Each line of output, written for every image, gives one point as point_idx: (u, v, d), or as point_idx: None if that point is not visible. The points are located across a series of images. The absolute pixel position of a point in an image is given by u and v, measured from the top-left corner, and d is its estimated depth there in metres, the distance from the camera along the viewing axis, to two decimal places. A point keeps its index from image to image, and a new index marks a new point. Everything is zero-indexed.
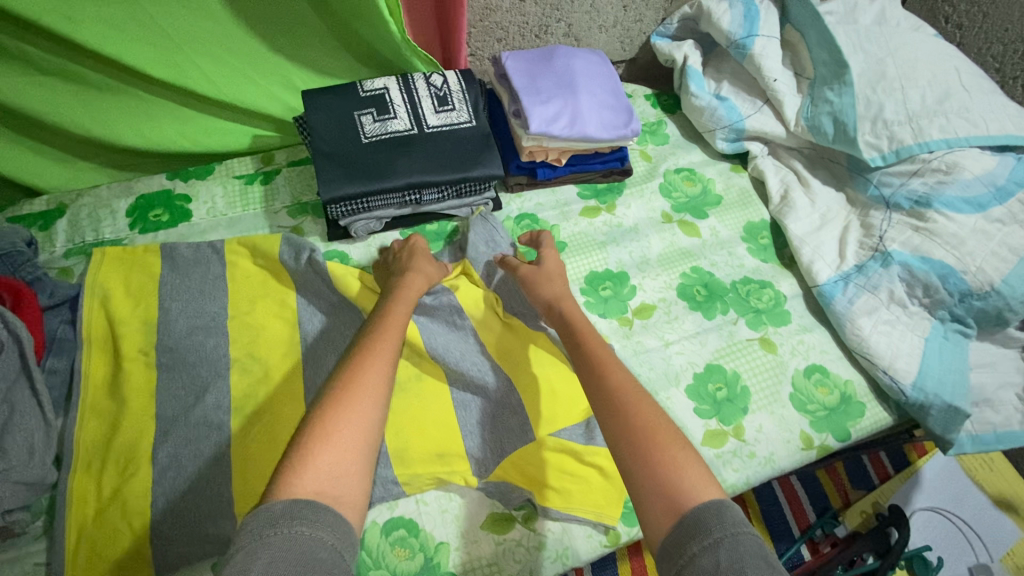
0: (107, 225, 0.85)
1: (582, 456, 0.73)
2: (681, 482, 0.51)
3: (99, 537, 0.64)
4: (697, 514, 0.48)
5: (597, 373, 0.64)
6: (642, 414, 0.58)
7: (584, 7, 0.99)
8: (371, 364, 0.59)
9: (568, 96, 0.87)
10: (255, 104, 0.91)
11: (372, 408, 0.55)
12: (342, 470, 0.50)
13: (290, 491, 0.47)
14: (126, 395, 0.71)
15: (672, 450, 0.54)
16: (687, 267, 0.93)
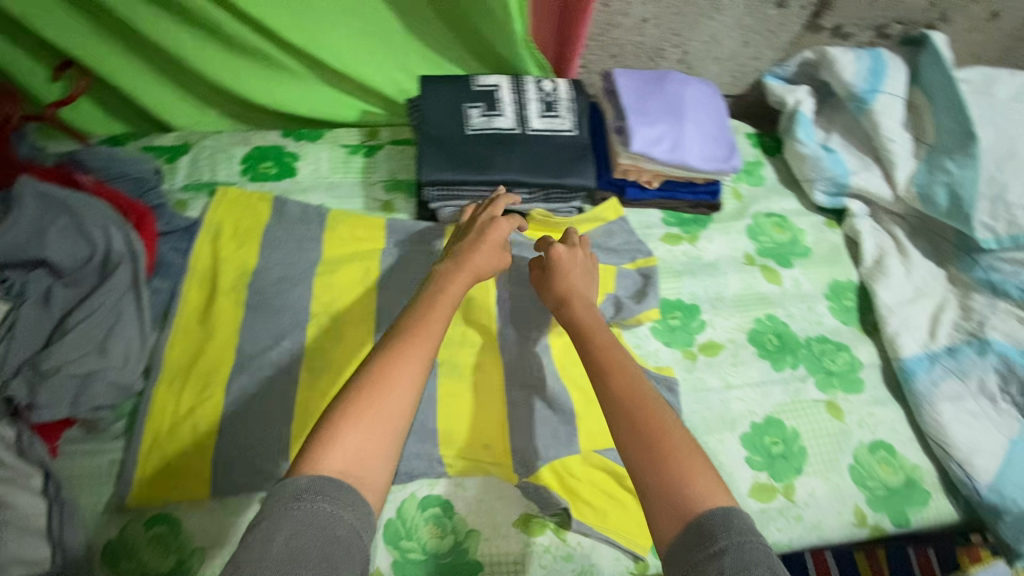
0: (222, 168, 0.92)
1: (625, 479, 0.72)
2: (686, 484, 0.50)
3: (168, 448, 0.69)
4: (704, 522, 0.47)
5: (607, 363, 0.60)
6: (645, 403, 0.56)
7: (704, 37, 0.99)
8: (415, 345, 0.56)
9: (675, 121, 0.87)
10: (372, 82, 0.97)
11: (407, 391, 0.53)
12: (367, 452, 0.49)
13: (317, 466, 0.47)
14: (214, 325, 0.77)
15: (680, 451, 0.52)
16: (762, 313, 0.90)
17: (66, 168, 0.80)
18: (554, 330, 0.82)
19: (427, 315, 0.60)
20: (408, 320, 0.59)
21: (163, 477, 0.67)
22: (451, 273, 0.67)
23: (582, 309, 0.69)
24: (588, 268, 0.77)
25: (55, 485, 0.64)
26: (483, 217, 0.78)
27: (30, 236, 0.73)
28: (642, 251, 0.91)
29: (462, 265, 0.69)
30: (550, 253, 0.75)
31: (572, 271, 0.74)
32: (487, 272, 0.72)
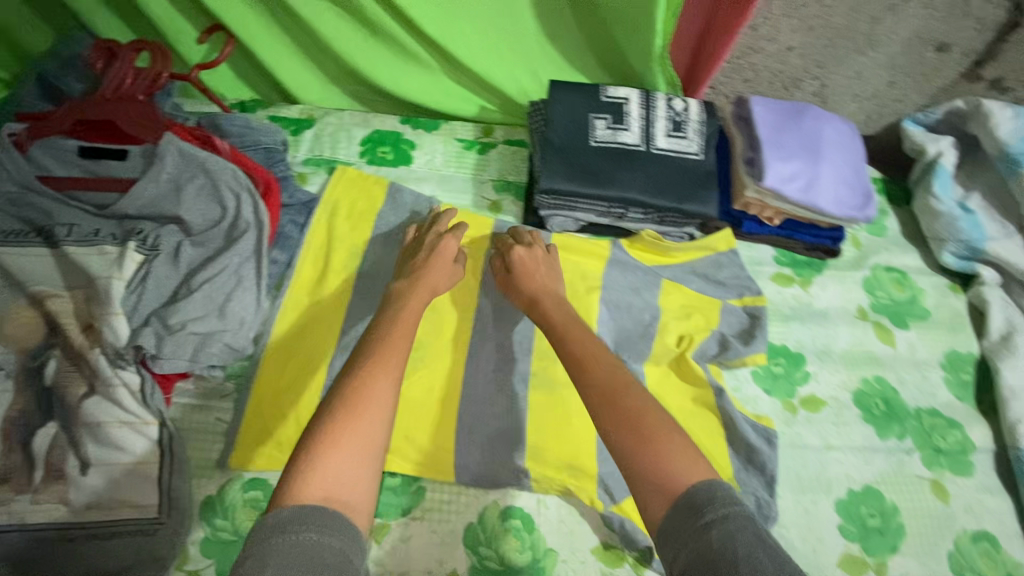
0: (342, 147, 0.94)
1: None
2: (668, 461, 0.50)
3: (269, 416, 0.71)
4: (694, 496, 0.47)
5: (582, 355, 0.62)
6: (620, 388, 0.57)
7: (848, 73, 0.93)
8: (381, 368, 0.57)
9: (811, 159, 0.82)
10: (495, 79, 0.96)
11: (378, 414, 0.53)
12: (349, 475, 0.49)
13: (298, 494, 0.46)
14: (324, 303, 0.79)
15: (659, 430, 0.53)
16: (870, 374, 0.85)
17: (205, 130, 0.83)
18: (653, 358, 0.81)
19: (388, 339, 0.61)
20: (371, 345, 0.60)
21: (265, 443, 0.70)
22: (408, 293, 0.70)
23: (551, 306, 0.71)
24: (550, 265, 0.80)
25: (169, 434, 0.67)
26: (436, 231, 0.80)
27: (169, 193, 0.78)
28: (751, 288, 0.88)
29: (417, 284, 0.72)
30: (513, 258, 0.78)
31: (539, 271, 0.77)
32: (442, 288, 0.75)
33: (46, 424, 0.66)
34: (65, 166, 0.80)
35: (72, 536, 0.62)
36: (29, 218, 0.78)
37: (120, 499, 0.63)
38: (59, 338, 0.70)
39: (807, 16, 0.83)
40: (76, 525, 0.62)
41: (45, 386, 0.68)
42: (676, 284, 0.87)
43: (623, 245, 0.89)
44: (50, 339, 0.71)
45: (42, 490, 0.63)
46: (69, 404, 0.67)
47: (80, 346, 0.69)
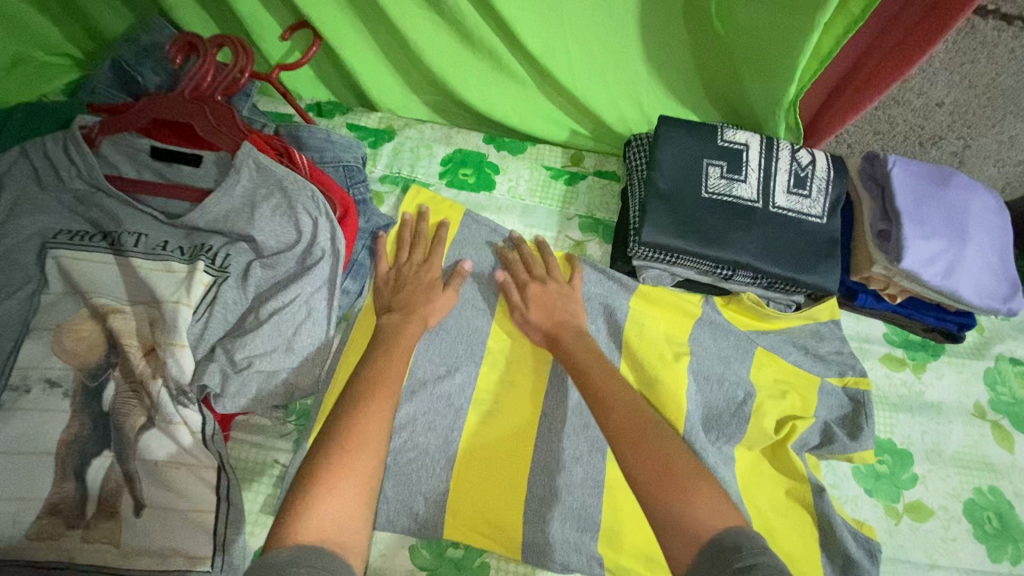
0: (422, 165, 0.87)
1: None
2: (692, 503, 0.48)
3: None
4: (723, 541, 0.44)
5: (601, 391, 0.60)
6: (642, 426, 0.55)
7: (999, 137, 0.81)
8: (377, 401, 0.54)
9: (956, 238, 0.72)
10: (594, 106, 0.87)
11: (377, 450, 0.51)
12: (345, 513, 0.46)
13: (294, 537, 0.43)
14: None
15: (686, 471, 0.50)
16: (983, 483, 0.76)
17: (283, 140, 0.77)
18: (746, 442, 0.73)
19: (385, 371, 0.59)
20: (369, 377, 0.57)
21: None
22: (402, 326, 0.67)
23: (571, 340, 0.69)
24: (566, 295, 0.75)
25: (228, 478, 0.62)
26: (416, 257, 0.76)
27: (242, 209, 0.73)
28: (856, 369, 0.78)
29: (408, 316, 0.69)
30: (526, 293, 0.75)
31: (551, 300, 0.74)
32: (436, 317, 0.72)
33: (101, 454, 0.62)
34: (139, 169, 0.77)
35: None
36: (95, 220, 0.74)
37: (170, 548, 0.59)
38: (120, 359, 0.66)
39: (969, 73, 0.73)
40: (124, 571, 0.59)
41: (102, 411, 0.64)
42: (771, 355, 0.79)
43: (718, 305, 0.81)
44: (110, 358, 0.67)
45: (94, 528, 0.60)
46: (126, 435, 0.63)
47: (141, 372, 0.65)
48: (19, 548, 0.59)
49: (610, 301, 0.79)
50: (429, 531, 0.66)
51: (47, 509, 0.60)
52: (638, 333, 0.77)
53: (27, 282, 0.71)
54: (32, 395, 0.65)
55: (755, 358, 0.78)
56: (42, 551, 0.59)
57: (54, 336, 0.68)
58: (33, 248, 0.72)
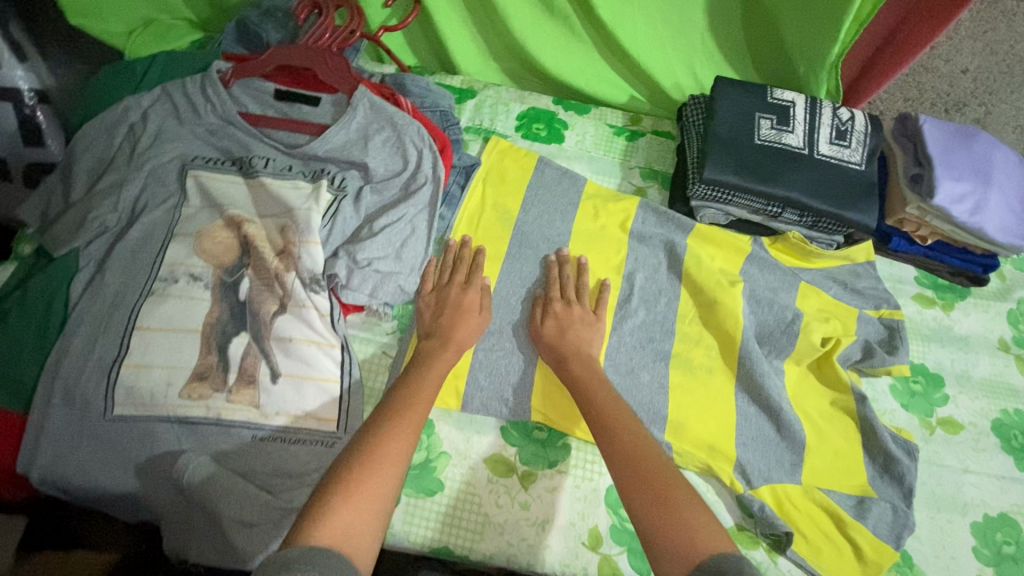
0: (501, 119, 0.99)
1: (845, 524, 0.71)
2: (689, 533, 0.51)
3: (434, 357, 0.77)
4: (714, 564, 0.47)
5: (612, 422, 0.63)
6: (648, 459, 0.58)
7: (1017, 103, 0.92)
8: (403, 423, 0.58)
9: (981, 182, 0.82)
10: (655, 72, 0.99)
11: (393, 468, 0.54)
12: (359, 525, 0.49)
13: (308, 538, 0.46)
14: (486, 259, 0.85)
15: (682, 499, 0.54)
16: (1009, 405, 0.84)
17: (390, 88, 0.88)
18: (794, 355, 0.82)
19: (411, 399, 0.62)
20: (394, 402, 0.61)
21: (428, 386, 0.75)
22: (437, 352, 0.70)
23: (580, 368, 0.71)
24: (587, 323, 0.77)
25: (349, 357, 0.73)
26: (455, 280, 0.79)
27: (357, 140, 0.83)
28: (890, 301, 0.87)
29: (445, 342, 0.72)
30: (548, 317, 0.77)
31: (574, 328, 0.76)
32: (471, 342, 0.74)
33: (239, 333, 0.72)
34: (262, 107, 0.88)
35: (263, 436, 0.67)
36: (226, 148, 0.85)
37: (303, 410, 0.69)
38: (252, 259, 0.76)
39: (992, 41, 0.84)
40: (266, 427, 0.68)
41: (239, 301, 0.74)
42: (814, 287, 0.87)
43: (765, 243, 0.90)
44: (243, 260, 0.77)
45: (236, 392, 0.69)
46: (261, 318, 0.73)
47: (273, 268, 0.75)
48: (174, 407, 0.68)
49: (672, 236, 0.89)
50: (515, 417, 0.75)
51: (196, 375, 0.70)
52: (697, 264, 0.86)
53: (169, 196, 0.81)
54: (178, 287, 0.75)
55: (802, 288, 0.87)
56: (191, 410, 0.68)
57: (195, 240, 0.78)
58: (174, 168, 0.83)
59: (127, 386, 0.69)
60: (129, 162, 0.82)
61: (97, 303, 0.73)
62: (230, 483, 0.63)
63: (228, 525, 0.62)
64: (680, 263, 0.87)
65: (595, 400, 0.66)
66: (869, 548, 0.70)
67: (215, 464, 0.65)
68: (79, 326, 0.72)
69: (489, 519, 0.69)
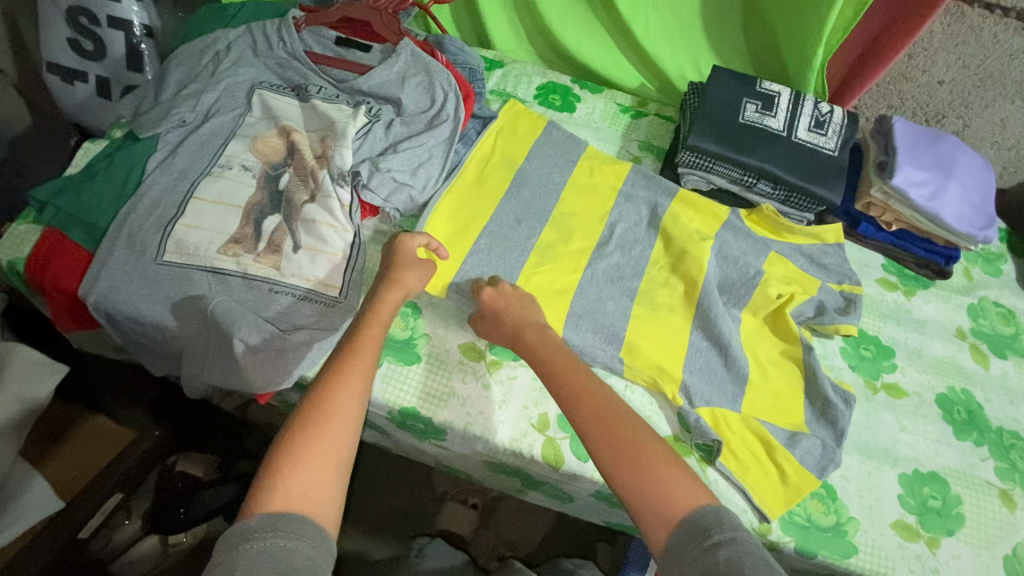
0: (522, 87, 1.13)
1: (774, 449, 0.78)
2: (668, 491, 0.57)
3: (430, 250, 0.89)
4: (696, 521, 0.54)
5: (568, 385, 0.66)
6: (619, 417, 0.63)
7: (992, 118, 1.01)
8: (343, 387, 0.62)
9: (941, 174, 0.90)
10: (663, 62, 1.12)
11: (344, 431, 0.60)
12: (314, 488, 0.55)
13: (265, 505, 0.53)
14: (482, 187, 0.96)
15: (657, 456, 0.59)
16: (957, 384, 0.89)
17: (431, 45, 1.04)
18: (752, 306, 0.90)
19: (348, 361, 0.65)
20: (333, 366, 0.64)
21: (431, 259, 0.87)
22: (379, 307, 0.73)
23: (536, 341, 0.73)
24: (525, 301, 0.79)
25: (358, 244, 0.86)
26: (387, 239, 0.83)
27: (395, 80, 0.99)
28: (852, 277, 0.93)
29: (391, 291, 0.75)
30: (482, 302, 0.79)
31: (511, 306, 0.78)
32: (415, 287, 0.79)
33: (274, 213, 0.86)
34: (324, 49, 1.05)
35: (276, 290, 0.81)
36: (288, 77, 1.03)
37: (312, 275, 0.82)
38: (294, 160, 0.91)
39: (963, 54, 0.94)
40: (281, 283, 0.81)
41: (278, 190, 0.89)
42: (781, 256, 0.94)
43: (742, 215, 0.97)
44: (287, 160, 0.92)
45: (262, 255, 0.83)
46: (293, 204, 0.87)
47: (310, 167, 0.90)
48: (211, 259, 0.82)
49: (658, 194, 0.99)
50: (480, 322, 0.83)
51: (233, 239, 0.84)
52: (674, 221, 0.95)
53: (237, 107, 0.98)
54: (231, 172, 0.90)
55: (770, 257, 0.93)
56: (224, 263, 0.82)
57: (251, 141, 0.94)
58: (244, 87, 1.01)
59: (178, 239, 0.84)
60: (209, 77, 1.00)
61: (167, 175, 0.89)
62: (242, 315, 0.76)
63: (234, 344, 0.73)
64: (660, 220, 0.96)
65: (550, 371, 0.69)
66: (792, 471, 0.77)
67: (235, 303, 0.78)
68: (150, 189, 0.88)
69: (454, 393, 0.80)
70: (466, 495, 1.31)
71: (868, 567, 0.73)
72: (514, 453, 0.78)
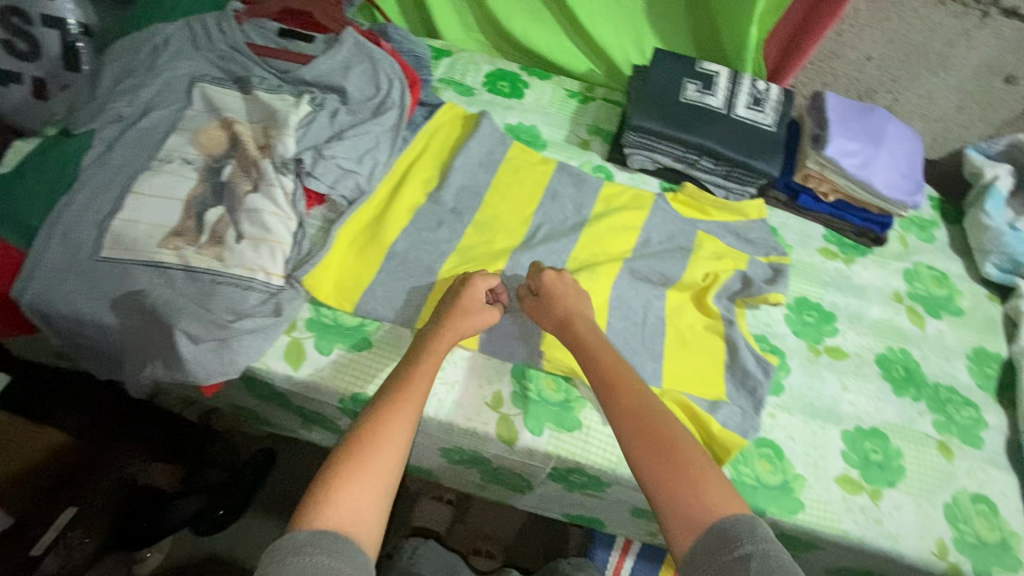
0: (471, 75, 1.14)
1: (699, 417, 0.79)
2: (703, 495, 0.55)
3: (360, 240, 0.89)
4: (726, 528, 0.52)
5: (613, 386, 0.67)
6: (656, 420, 0.62)
7: (919, 91, 1.05)
8: (397, 413, 0.61)
9: (872, 144, 0.94)
10: (608, 47, 1.14)
11: (394, 449, 0.58)
12: (363, 509, 0.53)
13: (313, 521, 0.51)
14: (408, 175, 0.96)
15: (690, 457, 0.58)
16: (895, 345, 0.93)
17: (376, 34, 1.04)
18: (678, 284, 0.92)
19: (403, 390, 0.64)
20: (390, 389, 0.64)
21: (358, 251, 0.88)
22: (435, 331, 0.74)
23: (584, 333, 0.75)
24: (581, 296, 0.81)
25: (302, 234, 0.87)
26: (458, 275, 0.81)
27: (339, 69, 0.98)
28: (777, 249, 0.97)
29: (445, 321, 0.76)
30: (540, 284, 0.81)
31: (567, 296, 0.80)
32: (475, 330, 0.78)
33: (216, 205, 0.85)
34: (266, 41, 1.04)
35: (219, 281, 0.79)
36: (230, 70, 1.01)
37: (256, 264, 0.81)
38: (237, 152, 0.90)
39: (888, 29, 0.98)
40: (224, 274, 0.79)
41: (220, 181, 0.87)
42: (709, 235, 0.97)
43: (668, 198, 1.01)
44: (229, 152, 0.90)
45: (204, 247, 0.81)
46: (235, 195, 0.85)
47: (252, 157, 0.88)
48: (151, 253, 0.80)
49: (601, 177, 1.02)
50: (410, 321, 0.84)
51: (174, 232, 0.82)
52: (606, 207, 0.99)
53: (177, 101, 0.96)
54: (172, 166, 0.88)
55: (701, 237, 0.97)
56: (165, 256, 0.80)
57: (191, 134, 0.92)
58: (184, 81, 0.98)
59: (117, 234, 0.81)
60: (148, 71, 0.97)
61: (104, 171, 0.87)
62: (185, 306, 0.76)
63: (177, 335, 0.73)
64: (596, 205, 0.99)
65: (593, 370, 0.70)
66: (717, 433, 0.78)
67: (176, 295, 0.77)
68: (85, 185, 0.85)
69: None
70: (440, 491, 1.28)
71: (815, 522, 0.76)
72: (468, 433, 0.79)
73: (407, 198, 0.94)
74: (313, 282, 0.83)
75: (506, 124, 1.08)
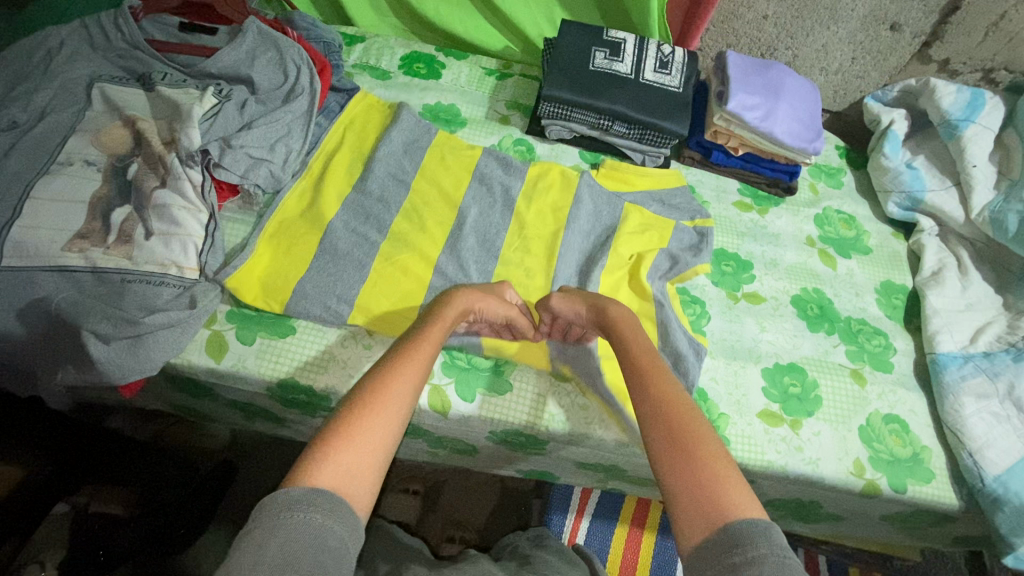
0: (386, 59, 1.14)
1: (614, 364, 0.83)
2: (719, 488, 0.51)
3: (279, 228, 0.88)
4: (735, 529, 0.47)
5: (647, 372, 0.66)
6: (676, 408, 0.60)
7: (815, 46, 1.11)
8: (398, 381, 0.60)
9: (771, 97, 0.98)
10: (521, 22, 1.16)
11: (395, 417, 0.57)
12: (356, 470, 0.51)
13: (310, 477, 0.49)
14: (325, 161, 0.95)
15: (708, 447, 0.55)
16: (810, 285, 0.98)
17: (282, 22, 1.04)
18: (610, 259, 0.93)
19: (410, 363, 0.63)
20: (397, 360, 0.63)
21: (278, 240, 0.87)
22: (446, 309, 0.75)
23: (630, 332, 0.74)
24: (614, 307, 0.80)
25: (215, 224, 0.85)
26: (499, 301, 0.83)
27: (245, 59, 0.97)
28: (701, 213, 1.00)
29: (455, 302, 0.76)
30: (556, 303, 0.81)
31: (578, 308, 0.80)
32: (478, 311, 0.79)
33: (123, 205, 0.83)
34: (167, 36, 1.01)
35: (128, 279, 0.78)
36: (130, 68, 0.98)
37: (168, 259, 0.80)
38: (142, 150, 0.88)
39: None
40: (134, 272, 0.78)
41: (126, 180, 0.85)
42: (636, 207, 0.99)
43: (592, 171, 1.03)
44: (135, 150, 0.88)
45: (112, 247, 0.79)
46: (143, 193, 0.84)
47: (158, 153, 0.86)
48: (55, 257, 0.77)
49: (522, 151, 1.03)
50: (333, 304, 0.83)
51: (79, 235, 0.79)
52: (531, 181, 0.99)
53: (74, 102, 0.92)
54: (72, 168, 0.85)
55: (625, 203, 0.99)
56: (70, 260, 0.77)
57: (92, 136, 0.89)
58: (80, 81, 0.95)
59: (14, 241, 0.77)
60: (39, 74, 0.93)
61: None
62: (93, 305, 0.75)
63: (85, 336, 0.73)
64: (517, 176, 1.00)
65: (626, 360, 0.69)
66: None
67: (83, 296, 0.76)
68: None
69: (333, 356, 0.82)
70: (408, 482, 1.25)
71: (738, 455, 0.80)
72: None
73: (326, 183, 0.93)
74: (237, 284, 0.82)
75: (424, 104, 1.09)
